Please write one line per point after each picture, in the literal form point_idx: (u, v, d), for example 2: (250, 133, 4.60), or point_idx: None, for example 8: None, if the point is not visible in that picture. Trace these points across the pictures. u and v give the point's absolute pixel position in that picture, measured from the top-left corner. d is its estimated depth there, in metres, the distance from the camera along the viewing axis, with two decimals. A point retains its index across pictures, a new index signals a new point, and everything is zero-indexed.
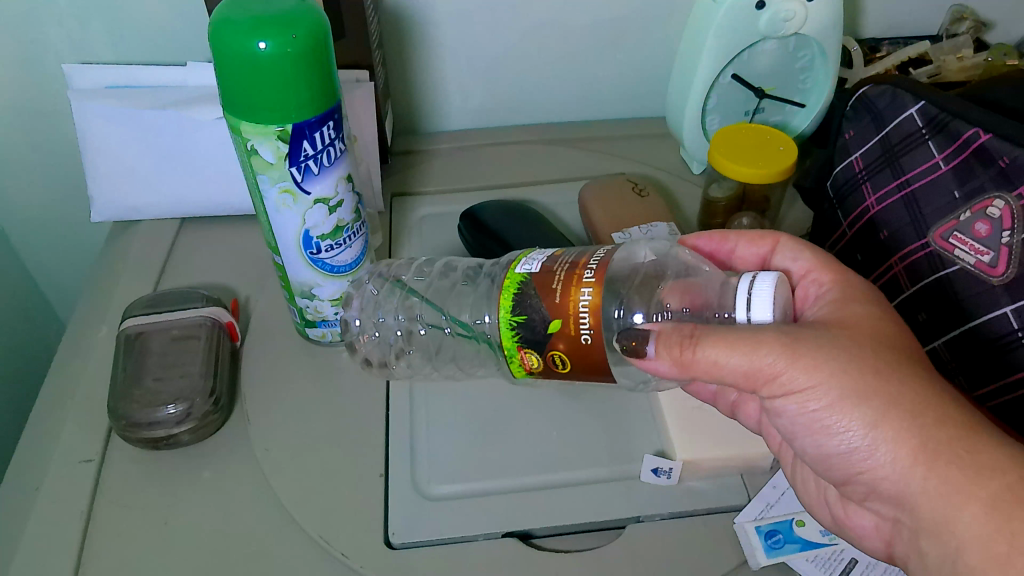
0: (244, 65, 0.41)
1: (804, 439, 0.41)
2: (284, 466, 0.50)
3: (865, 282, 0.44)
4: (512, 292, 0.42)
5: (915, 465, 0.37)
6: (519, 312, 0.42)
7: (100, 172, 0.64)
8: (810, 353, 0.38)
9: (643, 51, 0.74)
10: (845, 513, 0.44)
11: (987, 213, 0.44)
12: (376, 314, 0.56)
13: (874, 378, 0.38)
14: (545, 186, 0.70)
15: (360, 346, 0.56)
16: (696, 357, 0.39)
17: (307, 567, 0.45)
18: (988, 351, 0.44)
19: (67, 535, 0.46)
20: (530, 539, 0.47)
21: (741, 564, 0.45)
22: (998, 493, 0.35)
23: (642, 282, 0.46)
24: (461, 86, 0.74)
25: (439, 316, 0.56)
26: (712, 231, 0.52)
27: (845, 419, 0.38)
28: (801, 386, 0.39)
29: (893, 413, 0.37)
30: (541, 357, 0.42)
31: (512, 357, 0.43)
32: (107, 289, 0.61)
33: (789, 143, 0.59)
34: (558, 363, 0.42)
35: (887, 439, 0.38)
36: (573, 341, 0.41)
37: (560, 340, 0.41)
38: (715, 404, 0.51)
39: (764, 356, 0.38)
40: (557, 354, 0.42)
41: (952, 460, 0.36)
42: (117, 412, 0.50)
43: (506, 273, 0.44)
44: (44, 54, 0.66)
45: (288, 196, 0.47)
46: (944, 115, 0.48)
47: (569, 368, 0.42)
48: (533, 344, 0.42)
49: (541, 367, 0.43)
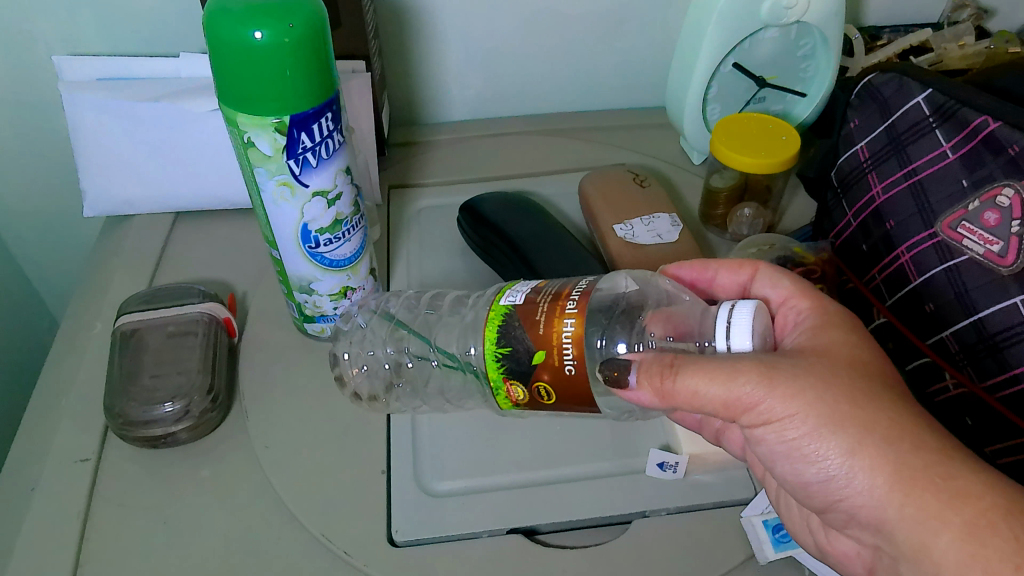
0: (238, 54, 0.39)
1: (782, 467, 0.41)
2: (284, 464, 0.49)
3: (844, 309, 0.44)
4: (496, 323, 0.42)
5: (892, 492, 0.36)
6: (505, 343, 0.41)
7: (93, 166, 0.63)
8: (788, 382, 0.38)
9: (643, 40, 0.73)
10: (828, 539, 0.42)
11: (996, 202, 0.43)
12: (365, 347, 0.55)
13: (850, 406, 0.37)
14: (545, 176, 0.69)
15: (349, 378, 0.54)
16: (676, 387, 0.38)
17: (308, 565, 0.44)
18: (996, 342, 0.44)
19: (65, 535, 0.46)
20: (535, 534, 0.47)
21: (749, 558, 0.44)
22: (975, 518, 0.35)
23: (624, 311, 0.45)
24: (459, 76, 0.73)
25: (427, 346, 0.54)
26: (688, 262, 0.51)
27: (822, 446, 0.38)
28: (779, 415, 0.38)
29: (870, 441, 0.37)
30: (527, 389, 0.41)
31: (498, 388, 0.42)
32: (101, 286, 0.60)
33: (792, 133, 0.59)
34: (543, 394, 0.41)
35: (864, 466, 0.37)
36: (557, 370, 0.40)
37: (544, 370, 0.40)
38: (702, 433, 0.48)
39: (741, 386, 0.37)
40: (542, 384, 0.41)
41: (928, 487, 0.36)
42: (113, 411, 0.49)
43: (490, 305, 0.43)
44: (33, 45, 0.65)
45: (286, 189, 0.46)
46: (953, 102, 0.47)
47: (555, 399, 0.41)
48: (519, 375, 0.41)
49: (527, 398, 0.42)
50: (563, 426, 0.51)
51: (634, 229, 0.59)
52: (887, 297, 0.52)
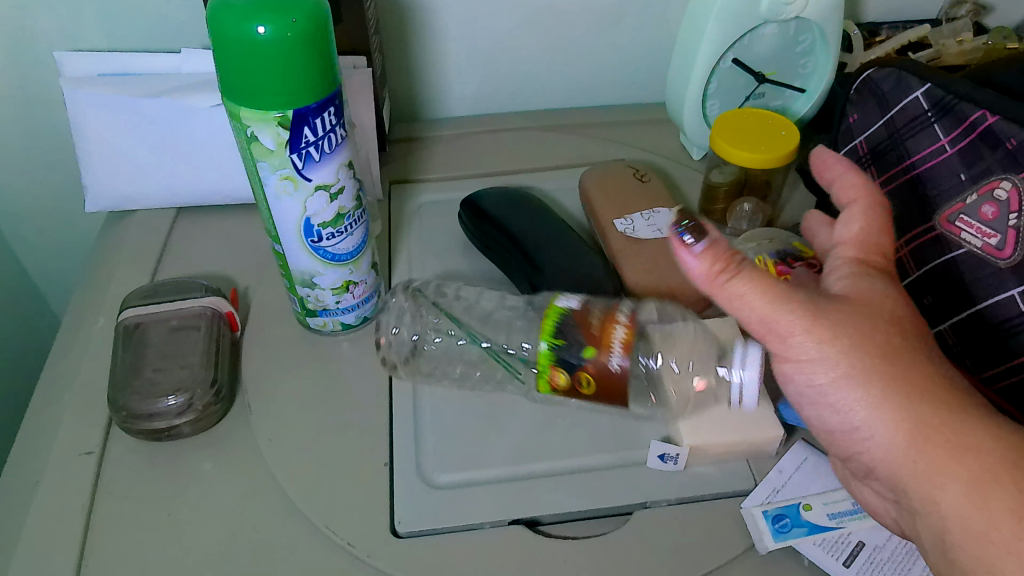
0: (242, 48, 0.40)
1: (810, 410, 0.43)
2: (288, 457, 0.49)
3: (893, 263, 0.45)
4: (552, 319, 0.47)
5: (908, 443, 0.38)
6: (561, 337, 0.46)
7: (94, 162, 0.63)
8: (828, 325, 0.40)
9: (643, 36, 0.73)
10: (857, 487, 0.45)
11: (994, 196, 0.44)
12: (394, 322, 0.56)
13: (881, 356, 0.39)
14: (546, 172, 0.69)
15: (382, 344, 0.55)
16: (725, 285, 0.40)
17: (312, 556, 0.45)
18: (991, 336, 0.45)
19: (69, 527, 0.46)
20: (536, 526, 0.47)
21: (749, 549, 0.44)
22: (981, 476, 0.36)
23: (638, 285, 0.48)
24: (460, 71, 0.74)
25: (456, 328, 0.56)
26: (836, 155, 0.48)
27: (848, 391, 0.40)
28: (812, 354, 0.40)
29: (894, 391, 0.39)
30: (570, 377, 0.46)
31: (542, 373, 0.47)
32: (104, 281, 0.61)
33: (791, 127, 0.59)
34: (585, 384, 0.46)
35: (886, 414, 0.39)
36: (603, 365, 0.45)
37: (592, 363, 0.46)
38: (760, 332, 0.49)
39: (786, 314, 0.40)
40: (586, 375, 0.46)
41: (941, 444, 0.37)
42: (116, 404, 0.49)
43: (546, 306, 0.49)
44: (34, 41, 0.65)
45: (289, 183, 0.46)
46: (950, 97, 0.48)
47: (592, 390, 0.46)
48: (567, 364, 0.46)
49: (567, 387, 0.47)
50: (564, 419, 0.51)
51: (634, 224, 0.60)
52: None
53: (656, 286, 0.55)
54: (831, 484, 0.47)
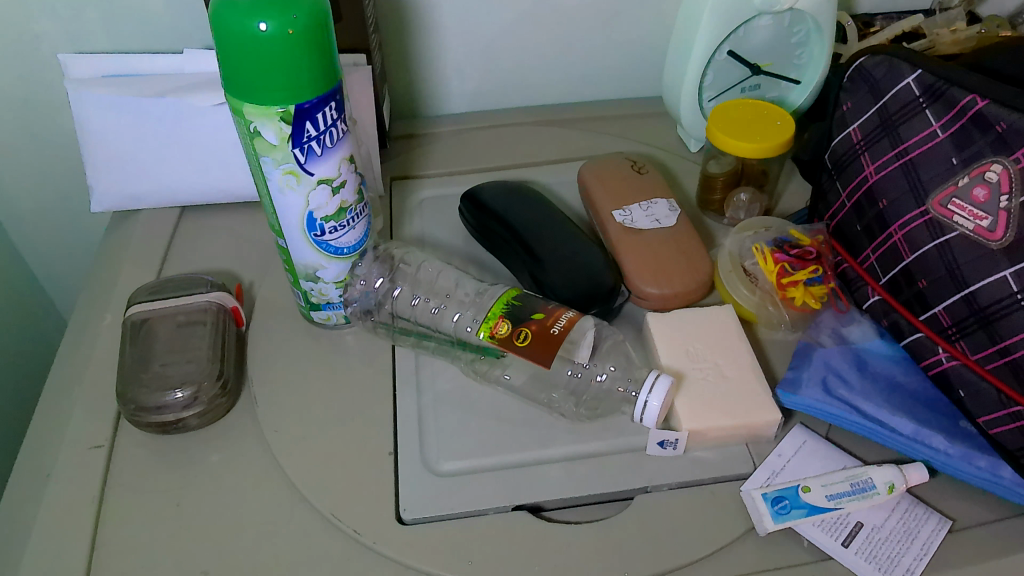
0: (244, 45, 0.41)
1: None
2: (294, 448, 0.50)
3: None
4: (515, 291, 0.52)
5: None
6: (519, 298, 0.51)
7: (99, 163, 0.64)
8: None
9: (638, 30, 0.74)
10: None
11: (986, 177, 0.45)
12: (372, 278, 0.57)
13: None
14: (544, 166, 0.70)
15: (351, 297, 0.55)
16: None
17: (319, 545, 0.45)
18: (981, 319, 0.46)
19: (81, 518, 0.47)
20: (540, 512, 0.48)
21: (749, 531, 0.45)
22: None
23: None
24: (458, 69, 0.75)
25: (429, 298, 0.58)
26: None
27: None
28: None
29: None
30: (513, 328, 0.49)
31: (489, 318, 0.50)
32: (110, 279, 0.62)
33: (786, 117, 0.60)
34: (521, 337, 0.48)
35: None
36: (546, 326, 0.49)
37: (536, 322, 0.49)
38: None
39: None
40: (527, 329, 0.49)
41: None
42: (125, 397, 0.50)
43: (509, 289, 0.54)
44: (39, 45, 0.66)
45: (292, 177, 0.47)
46: (941, 82, 0.48)
47: (525, 344, 0.48)
48: (515, 317, 0.50)
49: (504, 337, 0.49)
50: (564, 406, 0.52)
51: (633, 215, 0.60)
52: (881, 275, 0.53)
53: (655, 276, 0.56)
54: (829, 466, 0.48)
